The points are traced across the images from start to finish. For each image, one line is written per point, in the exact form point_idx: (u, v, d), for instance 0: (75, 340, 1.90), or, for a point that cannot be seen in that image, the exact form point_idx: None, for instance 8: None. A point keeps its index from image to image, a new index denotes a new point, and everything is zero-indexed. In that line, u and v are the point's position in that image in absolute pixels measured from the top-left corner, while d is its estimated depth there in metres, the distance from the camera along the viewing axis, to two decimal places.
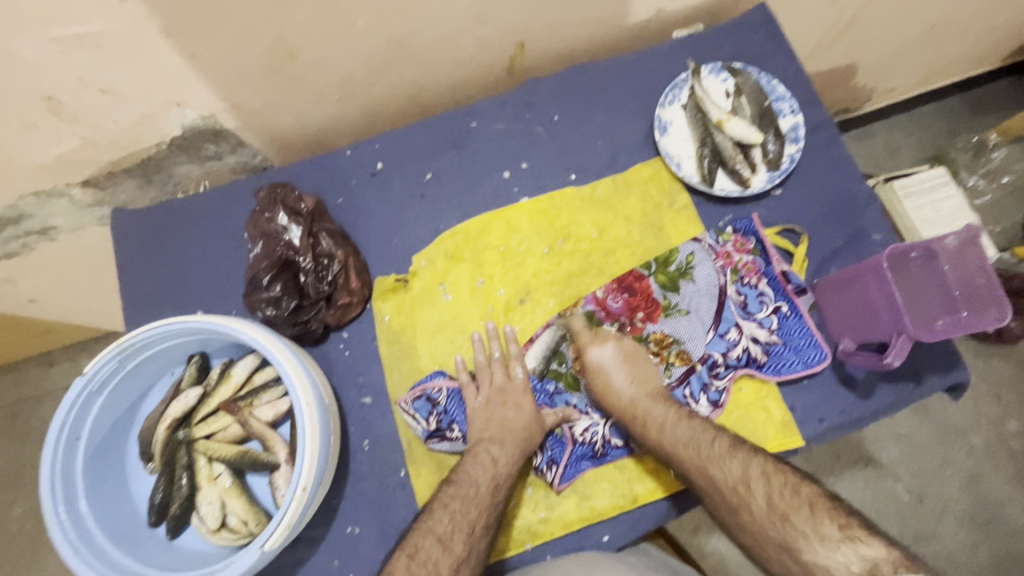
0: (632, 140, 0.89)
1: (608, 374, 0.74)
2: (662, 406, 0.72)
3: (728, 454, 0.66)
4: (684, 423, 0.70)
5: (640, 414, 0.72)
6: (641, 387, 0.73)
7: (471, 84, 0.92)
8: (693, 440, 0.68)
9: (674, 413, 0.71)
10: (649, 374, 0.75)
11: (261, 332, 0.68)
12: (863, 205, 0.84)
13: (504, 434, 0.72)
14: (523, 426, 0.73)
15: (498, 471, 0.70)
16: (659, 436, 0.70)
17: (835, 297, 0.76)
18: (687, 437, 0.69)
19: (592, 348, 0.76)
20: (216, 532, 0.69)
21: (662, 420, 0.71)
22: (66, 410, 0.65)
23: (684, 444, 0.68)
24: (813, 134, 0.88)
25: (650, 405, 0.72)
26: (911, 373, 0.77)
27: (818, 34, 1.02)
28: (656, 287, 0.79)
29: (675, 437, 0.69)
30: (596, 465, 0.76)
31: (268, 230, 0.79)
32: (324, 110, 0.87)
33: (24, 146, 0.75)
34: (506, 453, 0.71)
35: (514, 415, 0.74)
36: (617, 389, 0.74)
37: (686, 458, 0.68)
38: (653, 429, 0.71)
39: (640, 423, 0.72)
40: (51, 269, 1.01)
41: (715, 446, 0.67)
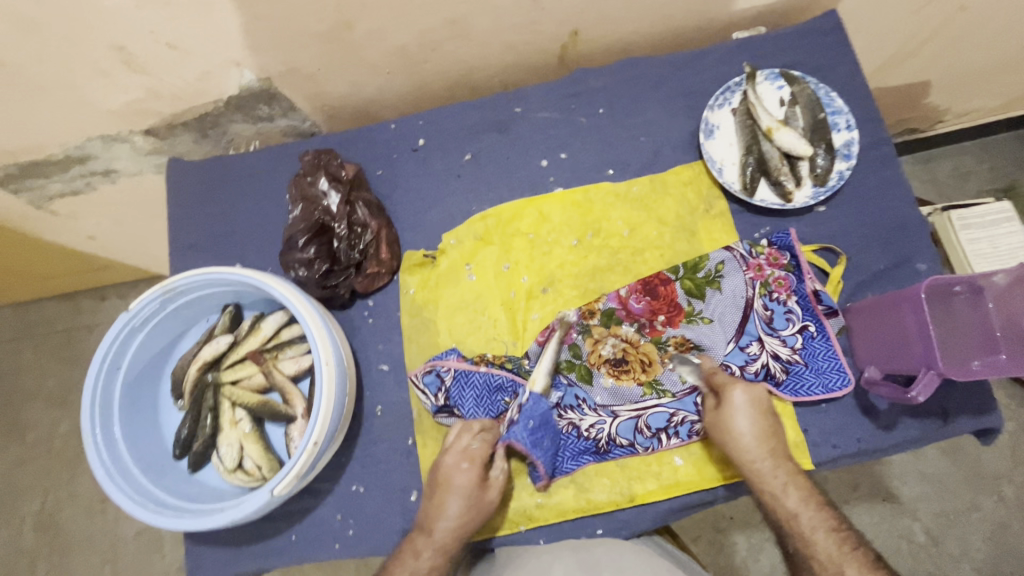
0: (677, 140, 0.87)
1: (737, 420, 0.69)
2: (796, 480, 0.68)
3: (865, 569, 0.62)
4: (821, 517, 0.66)
5: (767, 478, 0.68)
6: (770, 447, 0.69)
7: (522, 68, 0.92)
8: (826, 537, 0.65)
9: (812, 498, 0.67)
10: (775, 429, 0.70)
11: (291, 290, 0.71)
12: (911, 233, 0.81)
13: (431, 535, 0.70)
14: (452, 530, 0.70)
15: (417, 567, 0.68)
16: (787, 516, 0.67)
17: (867, 322, 0.73)
18: (819, 530, 0.65)
19: (731, 385, 0.71)
20: (232, 472, 0.74)
21: (797, 502, 0.67)
22: (109, 341, 0.70)
23: (821, 532, 0.65)
24: (867, 152, 0.84)
25: (788, 471, 0.68)
26: (938, 411, 0.74)
27: (889, 47, 0.97)
28: (681, 293, 0.79)
29: (793, 506, 0.67)
30: (597, 460, 0.77)
31: (309, 193, 0.82)
32: (375, 83, 0.89)
33: (96, 92, 0.80)
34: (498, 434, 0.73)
35: (445, 505, 0.70)
36: (744, 436, 0.69)
37: (816, 551, 0.65)
38: (775, 493, 0.67)
39: (767, 487, 0.68)
40: (110, 209, 1.08)
41: (821, 517, 0.66)
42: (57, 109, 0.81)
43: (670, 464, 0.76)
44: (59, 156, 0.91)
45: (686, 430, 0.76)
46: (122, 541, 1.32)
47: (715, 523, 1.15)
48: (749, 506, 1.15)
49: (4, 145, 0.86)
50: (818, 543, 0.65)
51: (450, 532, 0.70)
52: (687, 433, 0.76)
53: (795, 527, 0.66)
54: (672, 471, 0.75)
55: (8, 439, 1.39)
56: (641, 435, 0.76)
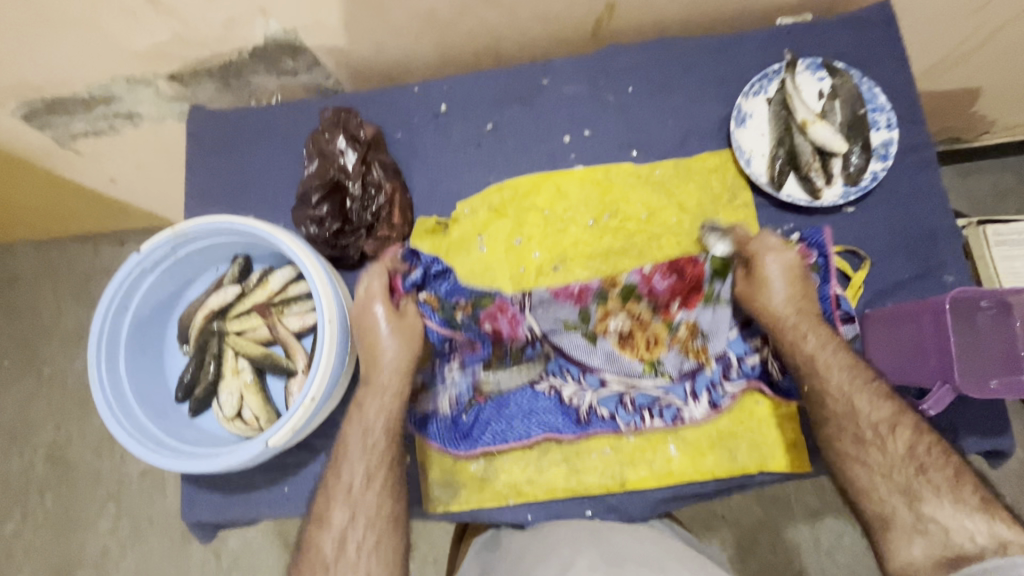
0: (705, 127, 0.84)
1: (769, 284, 0.71)
2: (817, 328, 0.69)
3: (877, 400, 0.64)
4: (836, 357, 0.67)
5: (801, 336, 0.69)
6: (804, 307, 0.70)
7: (552, 40, 0.89)
8: (842, 374, 0.66)
9: (831, 341, 0.68)
10: (807, 292, 0.71)
11: (299, 246, 0.71)
12: (941, 242, 0.77)
13: (377, 362, 0.71)
14: (395, 356, 0.71)
15: (367, 415, 0.70)
16: (805, 358, 0.68)
17: (883, 332, 0.71)
18: (835, 368, 0.66)
19: (763, 254, 0.72)
20: (231, 420, 0.75)
21: (815, 345, 0.68)
22: (120, 280, 0.71)
23: (838, 370, 0.66)
24: (905, 155, 0.80)
25: (811, 324, 0.69)
26: (947, 428, 0.72)
27: (941, 47, 0.92)
28: (706, 271, 0.77)
29: (833, 361, 0.67)
30: (577, 432, 0.76)
31: (325, 150, 0.81)
32: (401, 43, 0.87)
33: (122, 31, 0.79)
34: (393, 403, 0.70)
35: (379, 340, 0.72)
36: (774, 297, 0.71)
37: (830, 386, 0.66)
38: (811, 352, 0.68)
39: (790, 335, 0.69)
40: (132, 153, 1.09)
41: (859, 375, 0.66)
42: (82, 46, 0.81)
43: (664, 453, 0.75)
44: (83, 94, 0.91)
45: (670, 414, 0.75)
46: (126, 480, 1.36)
47: (707, 521, 1.14)
48: (741, 507, 1.14)
49: (30, 79, 0.87)
50: (860, 402, 0.64)
51: (395, 365, 0.71)
52: (671, 416, 0.75)
53: (834, 384, 0.66)
54: (666, 461, 0.74)
55: (24, 370, 1.44)
56: (624, 409, 0.76)
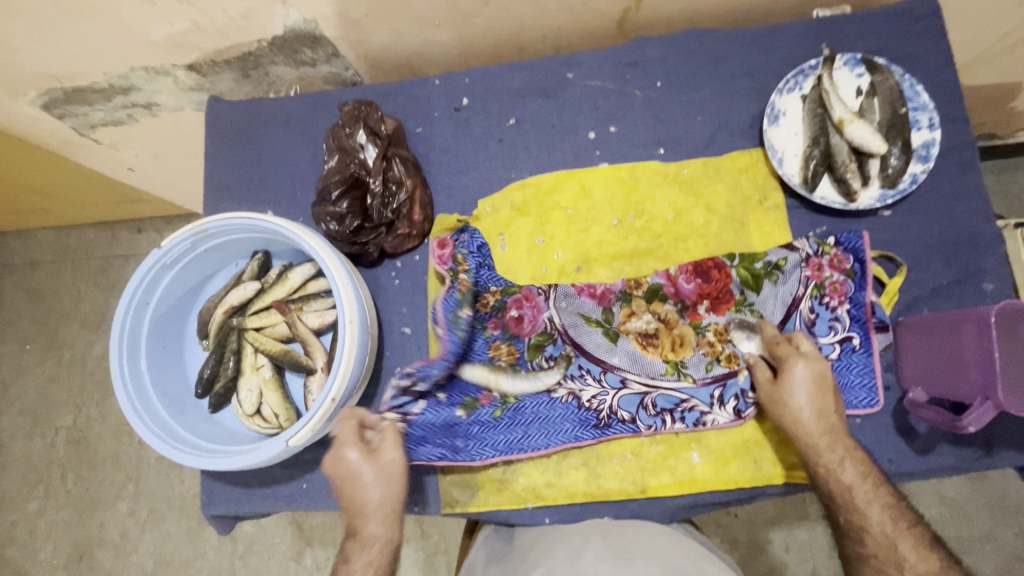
0: (736, 124, 0.81)
1: (797, 396, 0.66)
2: (853, 454, 0.65)
3: (921, 548, 0.61)
4: (876, 491, 0.64)
5: (824, 450, 0.65)
6: (830, 421, 0.66)
7: (577, 31, 0.86)
8: (864, 490, 0.64)
9: (870, 472, 0.65)
10: (835, 404, 0.67)
11: (321, 244, 0.69)
12: (981, 248, 0.74)
13: (364, 512, 0.67)
14: (378, 502, 0.67)
15: (353, 570, 0.65)
16: (842, 488, 0.64)
17: (919, 341, 0.68)
18: (874, 505, 0.63)
19: (792, 360, 0.67)
20: (251, 417, 0.75)
21: (854, 476, 0.64)
22: (141, 276, 0.70)
23: (859, 487, 0.64)
24: (946, 156, 0.77)
25: (841, 443, 0.65)
26: (982, 441, 0.70)
27: (986, 40, 0.87)
28: (735, 280, 0.76)
29: (854, 482, 0.64)
30: (597, 435, 0.74)
31: (345, 145, 0.80)
32: (422, 34, 0.85)
33: (141, 20, 0.78)
34: (373, 531, 0.66)
35: (362, 493, 0.67)
36: (803, 412, 0.66)
37: (871, 525, 0.63)
38: (834, 471, 0.65)
39: (825, 459, 0.65)
40: (149, 142, 1.08)
41: (878, 496, 0.63)
42: (101, 35, 0.80)
43: (687, 459, 0.73)
44: (102, 84, 0.90)
45: (692, 418, 0.73)
46: (144, 463, 1.38)
47: (718, 519, 1.14)
48: (754, 507, 1.13)
49: (50, 68, 0.86)
50: (875, 527, 0.62)
51: (381, 512, 0.67)
52: (692, 421, 0.73)
53: (850, 506, 0.64)
54: (689, 468, 0.73)
55: (45, 355, 1.46)
56: (645, 412, 0.74)
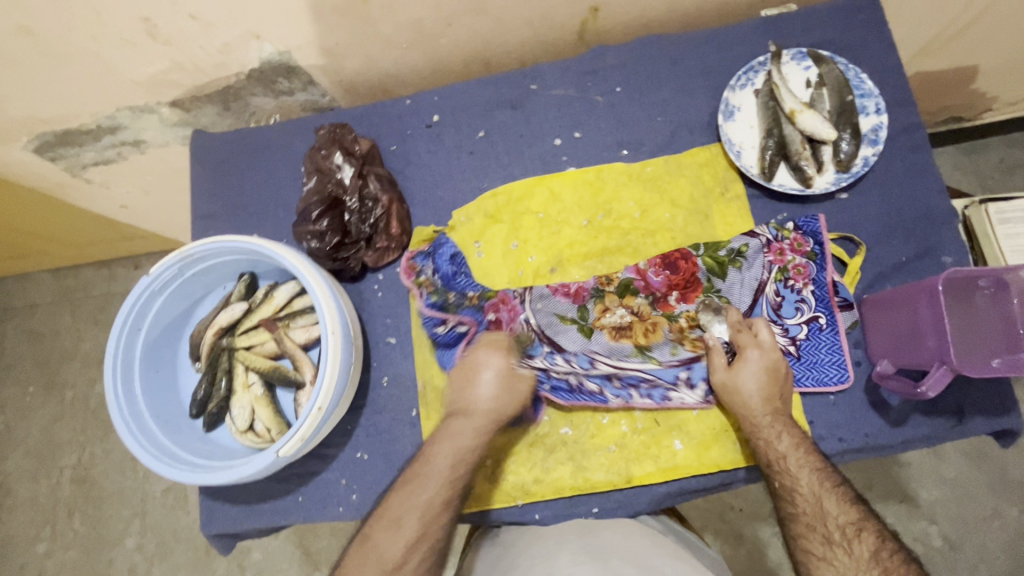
0: (694, 121, 0.85)
1: (746, 380, 0.71)
2: (790, 428, 0.68)
3: (843, 503, 0.62)
4: (808, 458, 0.66)
5: (763, 425, 0.69)
6: (774, 403, 0.70)
7: (539, 45, 0.90)
8: (797, 457, 0.66)
9: (803, 443, 0.67)
10: (781, 392, 0.71)
11: (302, 261, 0.73)
12: (937, 223, 0.77)
13: (466, 414, 0.73)
14: (488, 401, 0.73)
15: (462, 442, 0.71)
16: (777, 456, 0.67)
17: (882, 316, 0.71)
18: (805, 469, 0.65)
19: (748, 348, 0.72)
20: (244, 433, 0.77)
21: (787, 444, 0.67)
22: (132, 303, 0.73)
23: (791, 456, 0.66)
24: (896, 137, 0.80)
25: (783, 421, 0.69)
26: (953, 410, 0.72)
27: (931, 26, 0.91)
28: (701, 269, 0.78)
29: (789, 454, 0.66)
30: (568, 400, 0.76)
31: (322, 167, 0.83)
32: (392, 57, 0.89)
33: (123, 62, 0.82)
34: (472, 427, 0.72)
35: (478, 385, 0.74)
36: (750, 394, 0.70)
37: (800, 486, 0.64)
38: (774, 445, 0.67)
39: (763, 431, 0.69)
40: (140, 178, 1.12)
41: (809, 463, 0.65)
42: (87, 79, 0.84)
43: (669, 447, 0.75)
44: (91, 125, 0.94)
45: (659, 395, 0.76)
46: (151, 496, 1.39)
47: (723, 513, 1.14)
48: (757, 497, 1.14)
49: (40, 113, 0.90)
50: (803, 489, 0.64)
51: (490, 412, 0.73)
52: (659, 398, 0.76)
53: (783, 474, 0.66)
54: (671, 455, 0.75)
55: (49, 395, 1.48)
56: (612, 385, 0.76)
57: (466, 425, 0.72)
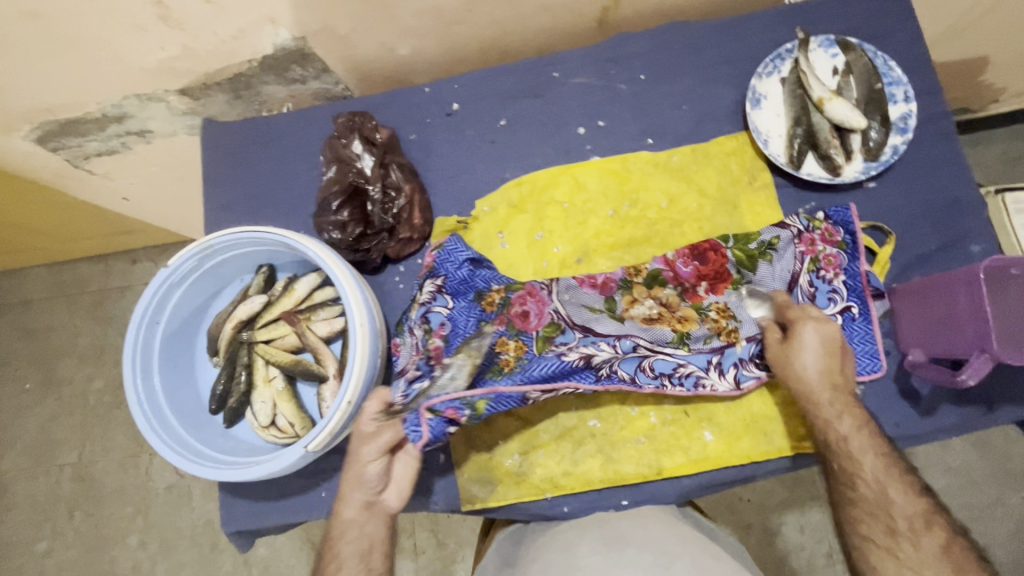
0: (720, 110, 0.84)
1: (804, 356, 0.68)
2: (852, 408, 0.67)
3: (910, 492, 0.63)
4: (872, 442, 0.65)
5: (824, 404, 0.67)
6: (836, 381, 0.67)
7: (559, 32, 0.89)
8: (864, 441, 0.65)
9: (866, 425, 0.66)
10: (841, 368, 0.69)
11: (327, 252, 0.71)
12: (964, 212, 0.77)
13: (348, 492, 0.67)
14: (371, 474, 0.66)
15: (354, 520, 0.66)
16: (838, 438, 0.66)
17: (913, 305, 0.71)
18: (870, 453, 0.65)
19: (803, 323, 0.69)
20: (266, 428, 0.76)
21: (850, 427, 0.66)
22: (150, 296, 0.71)
23: (857, 438, 0.65)
24: (923, 126, 0.80)
25: (845, 402, 0.67)
26: (983, 399, 0.72)
27: (951, 14, 0.91)
28: (730, 261, 0.77)
29: (853, 436, 0.65)
30: (597, 385, 0.73)
31: (343, 156, 0.81)
32: (409, 44, 0.87)
33: (132, 47, 0.79)
34: (357, 503, 0.66)
35: (356, 465, 0.66)
36: (808, 371, 0.68)
37: (864, 471, 0.64)
38: (835, 425, 0.66)
39: (826, 411, 0.67)
40: (144, 169, 1.09)
41: (872, 446, 0.65)
42: (93, 65, 0.81)
43: (699, 439, 0.75)
44: (96, 115, 0.91)
45: (691, 382, 0.74)
46: (153, 493, 1.37)
47: (732, 504, 1.14)
48: (767, 488, 1.14)
49: (43, 101, 0.87)
50: (865, 475, 0.64)
51: (377, 483, 0.66)
52: (690, 385, 0.74)
53: (846, 457, 0.65)
54: (702, 447, 0.74)
55: (46, 392, 1.45)
56: (644, 373, 0.74)
57: (350, 508, 0.66)
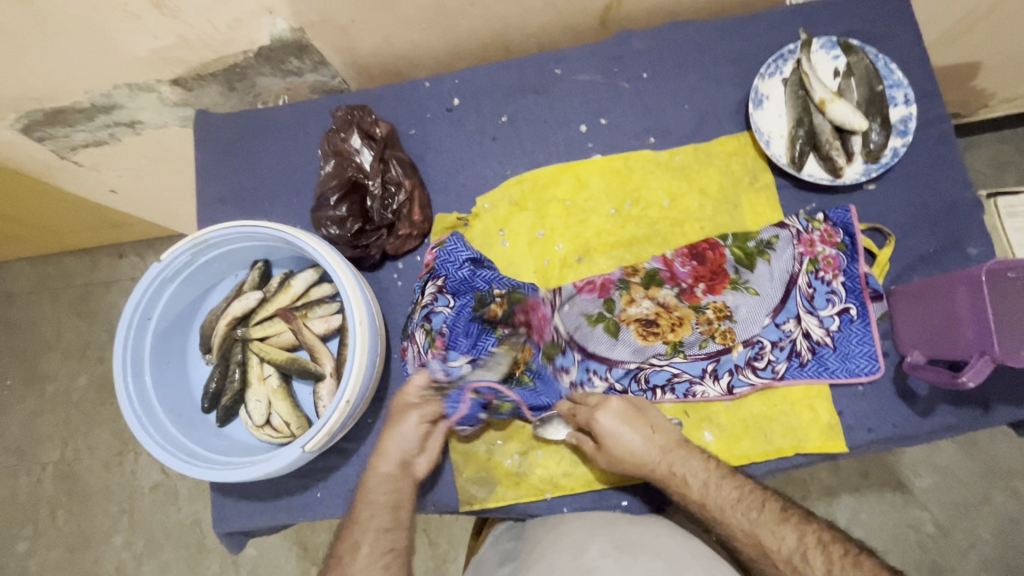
0: (722, 109, 0.83)
1: (614, 438, 0.67)
2: (691, 463, 0.66)
3: (806, 536, 0.60)
4: (752, 497, 0.63)
5: (666, 477, 0.66)
6: (658, 443, 0.67)
7: (561, 29, 0.88)
8: (730, 495, 0.64)
9: (715, 475, 0.65)
10: (656, 424, 0.69)
11: (326, 248, 0.69)
12: (962, 215, 0.78)
13: (380, 453, 0.68)
14: (404, 437, 0.68)
15: (378, 484, 0.66)
16: (714, 509, 0.63)
17: (912, 306, 0.71)
18: (756, 515, 0.62)
19: (594, 414, 0.68)
20: (260, 428, 0.74)
21: (717, 491, 0.64)
22: (142, 291, 0.69)
23: (711, 495, 0.64)
24: (922, 129, 0.80)
25: (681, 459, 0.66)
26: (980, 400, 0.72)
27: (949, 19, 0.91)
28: (729, 260, 0.77)
29: (727, 497, 0.63)
30: None
31: (341, 149, 0.80)
32: (409, 38, 0.86)
33: (123, 35, 0.77)
34: (388, 463, 0.67)
35: (393, 428, 0.68)
36: (633, 453, 0.67)
37: (761, 538, 0.61)
38: (696, 492, 0.64)
39: (676, 480, 0.65)
40: (132, 161, 1.06)
41: (744, 498, 0.63)
42: (82, 53, 0.79)
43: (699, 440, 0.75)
44: (84, 104, 0.89)
45: (682, 390, 0.75)
46: (138, 493, 1.34)
47: None
48: None
49: (29, 89, 0.84)
50: (765, 535, 0.61)
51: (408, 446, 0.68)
52: (682, 392, 0.75)
53: (738, 526, 0.62)
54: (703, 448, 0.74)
55: (28, 389, 1.41)
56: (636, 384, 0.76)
57: (385, 464, 0.67)
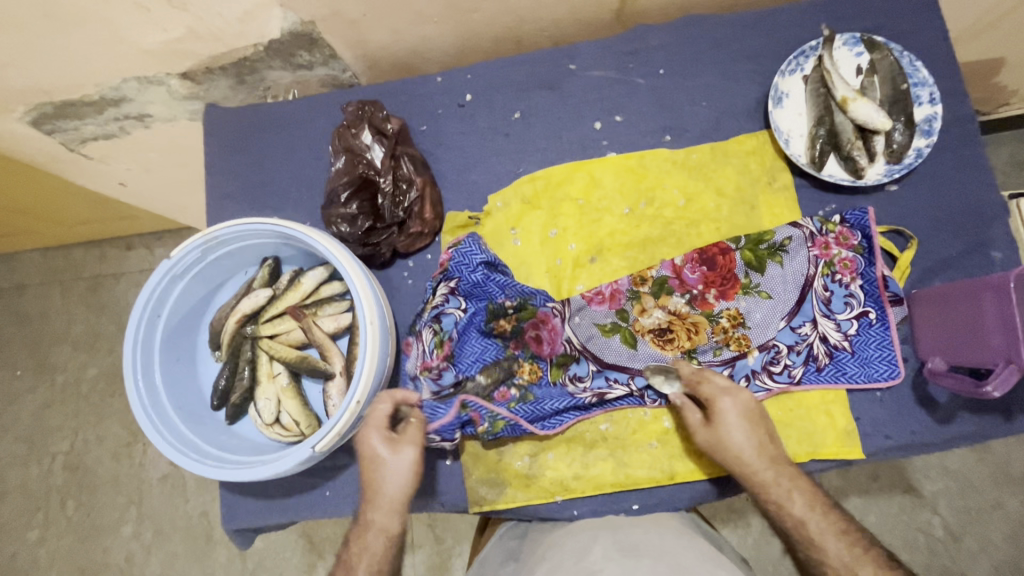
0: (740, 107, 0.82)
1: (732, 432, 0.67)
2: (795, 483, 0.65)
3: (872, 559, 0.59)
4: (828, 519, 0.62)
5: (770, 486, 0.65)
6: (769, 454, 0.66)
7: (576, 23, 0.86)
8: (818, 520, 0.62)
9: (816, 501, 0.64)
10: (770, 434, 0.68)
11: (336, 246, 0.68)
12: (986, 217, 0.76)
13: (374, 496, 0.66)
14: (395, 482, 0.66)
15: (378, 530, 0.64)
16: (795, 522, 0.63)
17: (934, 312, 0.69)
18: (830, 535, 0.61)
19: (718, 401, 0.68)
20: (270, 426, 0.74)
21: (804, 508, 0.63)
22: (152, 288, 0.69)
23: (811, 515, 0.63)
24: (947, 129, 0.78)
25: (789, 477, 0.65)
26: (1001, 407, 0.71)
27: (974, 14, 0.89)
28: (739, 264, 0.76)
29: (824, 525, 0.62)
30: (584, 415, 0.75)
31: (352, 146, 0.79)
32: (421, 31, 0.84)
33: (132, 27, 0.76)
34: (382, 515, 0.65)
35: (383, 471, 0.66)
36: (742, 448, 0.66)
37: (829, 556, 0.60)
38: (789, 508, 0.64)
39: (780, 491, 0.65)
40: (140, 155, 1.06)
41: (828, 522, 0.62)
42: (92, 45, 0.78)
43: None
44: (93, 97, 0.88)
45: None
46: (146, 485, 1.35)
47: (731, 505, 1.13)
48: None
49: (39, 82, 0.83)
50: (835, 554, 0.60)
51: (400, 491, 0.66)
52: None
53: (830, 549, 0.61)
54: None
55: (38, 380, 1.42)
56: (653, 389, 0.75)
57: (383, 513, 0.65)
